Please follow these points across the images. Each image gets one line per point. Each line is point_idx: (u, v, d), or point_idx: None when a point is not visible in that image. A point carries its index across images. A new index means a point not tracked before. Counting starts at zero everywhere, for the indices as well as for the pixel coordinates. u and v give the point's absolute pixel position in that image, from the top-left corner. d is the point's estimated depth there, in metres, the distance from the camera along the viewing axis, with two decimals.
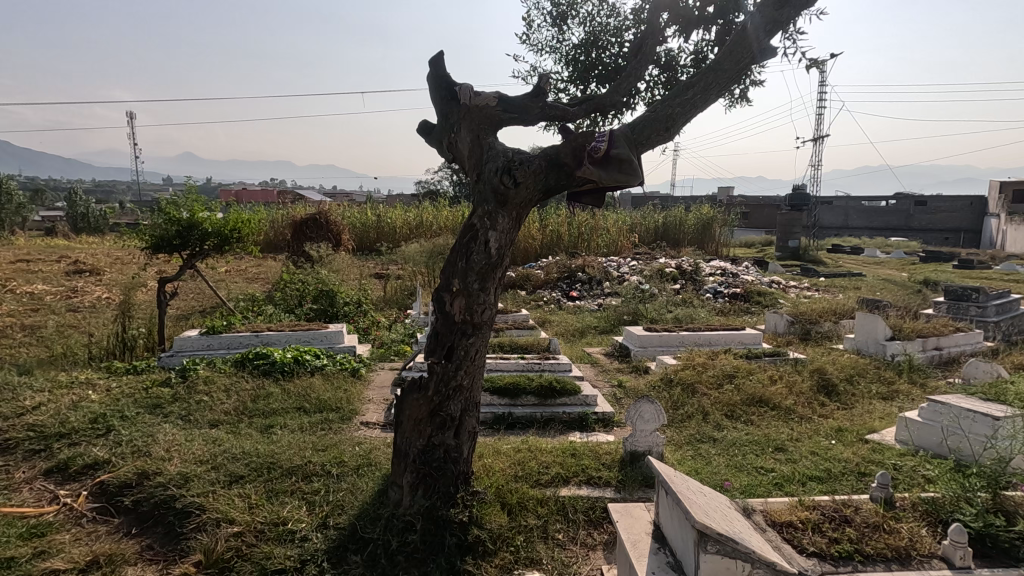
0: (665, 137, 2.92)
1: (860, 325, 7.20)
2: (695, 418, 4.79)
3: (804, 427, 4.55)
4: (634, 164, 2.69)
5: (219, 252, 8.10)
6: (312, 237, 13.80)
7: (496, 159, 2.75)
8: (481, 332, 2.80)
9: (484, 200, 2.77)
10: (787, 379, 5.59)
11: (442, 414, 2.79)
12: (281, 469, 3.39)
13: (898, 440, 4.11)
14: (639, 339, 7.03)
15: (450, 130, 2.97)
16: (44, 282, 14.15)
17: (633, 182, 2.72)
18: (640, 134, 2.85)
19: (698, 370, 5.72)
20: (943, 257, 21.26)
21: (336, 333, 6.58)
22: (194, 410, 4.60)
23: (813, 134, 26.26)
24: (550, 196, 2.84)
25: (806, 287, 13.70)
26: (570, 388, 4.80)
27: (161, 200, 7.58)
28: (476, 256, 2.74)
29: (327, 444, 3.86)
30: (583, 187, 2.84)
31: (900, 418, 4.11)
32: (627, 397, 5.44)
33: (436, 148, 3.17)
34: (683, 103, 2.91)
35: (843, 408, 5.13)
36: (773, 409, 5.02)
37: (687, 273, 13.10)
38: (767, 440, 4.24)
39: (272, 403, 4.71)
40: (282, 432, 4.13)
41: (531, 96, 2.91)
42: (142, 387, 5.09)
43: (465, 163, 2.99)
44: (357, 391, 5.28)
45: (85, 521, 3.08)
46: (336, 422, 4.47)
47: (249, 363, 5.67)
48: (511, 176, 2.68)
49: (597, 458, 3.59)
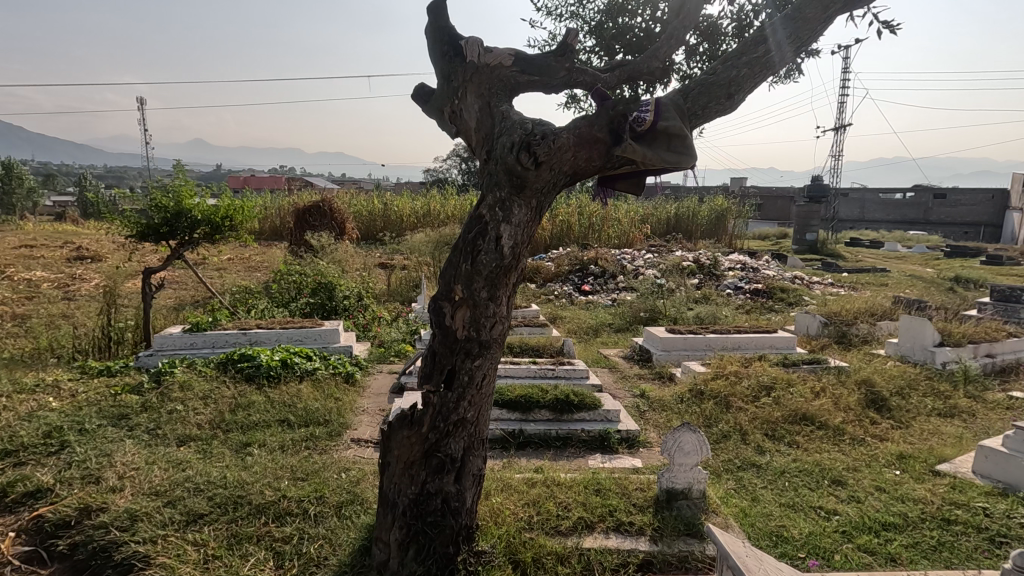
0: (726, 106, 2.30)
1: (904, 329, 6.53)
2: (732, 439, 4.19)
3: (860, 454, 3.96)
4: (688, 142, 2.16)
5: (211, 241, 7.56)
6: (314, 225, 13.19)
7: (512, 132, 2.14)
8: (488, 353, 2.21)
9: (496, 184, 2.18)
10: (832, 392, 4.99)
11: (440, 455, 2.21)
12: (249, 506, 2.84)
13: (1007, 482, 3.41)
14: (662, 343, 6.39)
15: (452, 95, 2.33)
16: (43, 269, 13.77)
17: (687, 162, 2.19)
18: (695, 100, 2.25)
19: (731, 380, 5.11)
20: (969, 253, 20.40)
21: (330, 331, 6.02)
22: (164, 422, 4.07)
23: (835, 124, 25.45)
24: (577, 181, 2.26)
25: (831, 284, 12.97)
26: (589, 402, 4.24)
27: (149, 184, 7.03)
28: (484, 257, 2.13)
29: (309, 471, 3.31)
30: (619, 169, 2.28)
31: (1010, 457, 3.40)
32: (652, 411, 4.84)
33: (435, 120, 2.55)
34: (752, 63, 2.26)
35: (899, 428, 4.53)
36: (820, 428, 4.41)
37: (705, 267, 12.44)
38: (821, 470, 3.66)
39: (251, 416, 4.17)
40: (259, 454, 3.58)
41: (557, 55, 2.32)
42: (111, 393, 4.56)
43: (471, 138, 2.38)
44: (350, 400, 4.72)
45: (8, 571, 2.55)
46: (322, 439, 3.92)
47: (232, 365, 5.13)
48: (531, 153, 2.06)
49: (625, 495, 3.01)
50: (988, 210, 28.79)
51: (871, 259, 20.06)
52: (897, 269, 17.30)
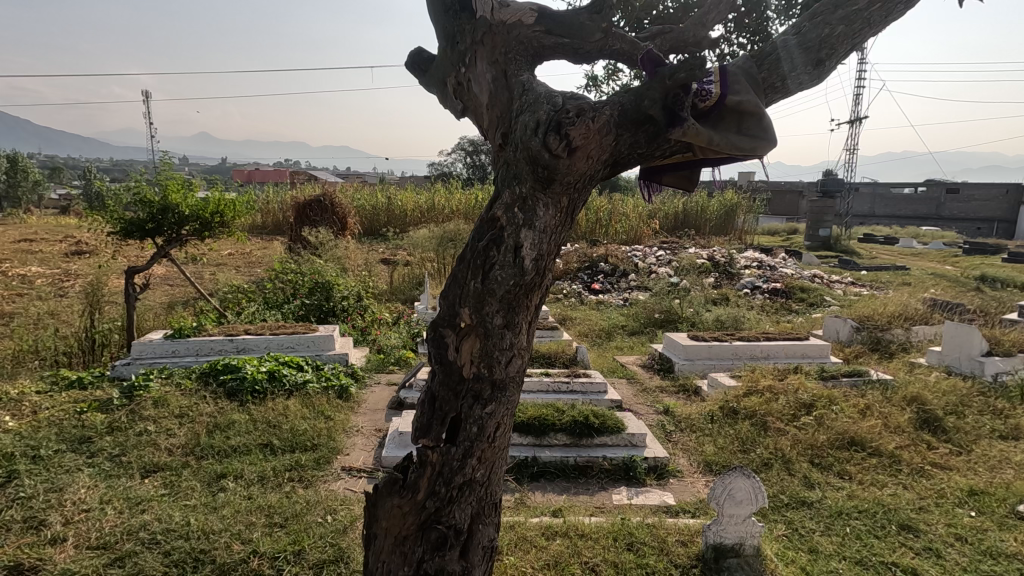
0: (812, 76, 1.75)
1: (949, 337, 5.98)
2: (775, 468, 3.68)
3: (924, 488, 3.46)
4: (765, 121, 1.65)
5: (200, 238, 7.06)
6: (314, 220, 12.65)
7: (536, 108, 1.62)
8: (503, 394, 1.71)
9: (516, 178, 1.66)
10: (880, 411, 4.48)
11: (441, 527, 1.72)
12: (211, 567, 2.38)
13: None
14: (685, 351, 5.88)
15: (457, 61, 1.82)
16: (39, 264, 13.36)
17: (762, 149, 1.68)
18: (773, 69, 1.72)
19: (766, 397, 4.59)
20: (990, 250, 19.69)
21: (324, 337, 5.53)
22: (130, 447, 3.58)
23: (850, 116, 24.69)
24: (617, 172, 1.76)
25: (852, 283, 12.37)
26: (611, 425, 3.76)
27: (132, 176, 6.53)
28: (499, 272, 1.63)
29: (289, 514, 2.82)
30: (670, 157, 1.79)
31: None
32: (679, 432, 4.34)
33: (436, 95, 2.03)
34: (851, 18, 1.70)
35: (961, 454, 4.01)
36: (872, 455, 3.90)
37: (720, 266, 11.89)
38: (884, 510, 3.15)
39: (230, 439, 3.70)
40: (234, 489, 3.09)
41: (592, 12, 1.80)
42: (76, 409, 4.08)
43: (483, 118, 1.86)
44: (343, 419, 4.24)
45: None
46: (308, 468, 3.45)
47: (215, 378, 4.66)
48: (563, 135, 1.54)
49: (664, 552, 2.52)
50: (1003, 205, 27.99)
51: (887, 256, 19.43)
52: (916, 266, 16.67)
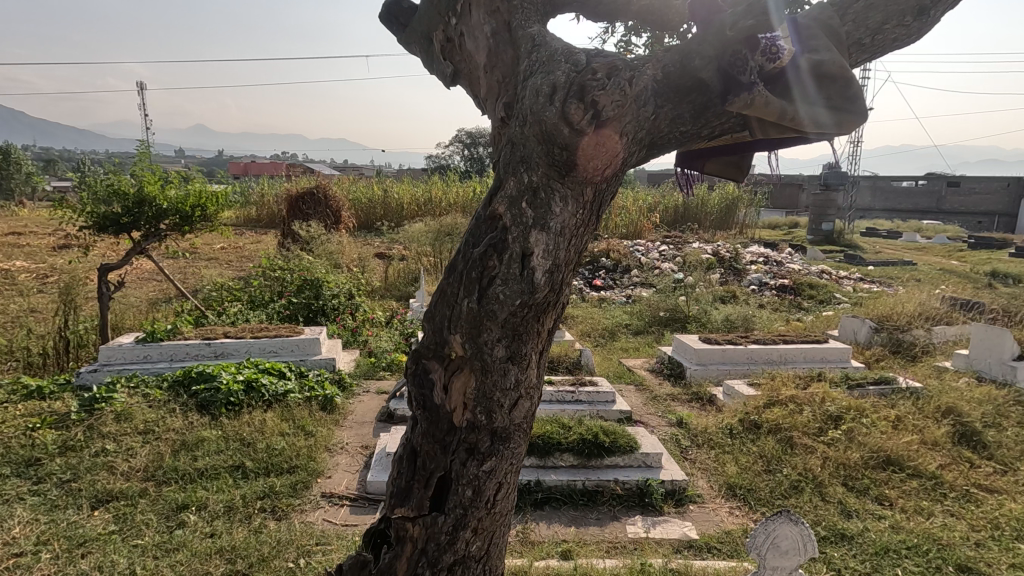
0: (910, 29, 1.33)
1: (977, 340, 5.60)
2: (806, 493, 3.29)
3: (977, 517, 3.07)
4: (852, 89, 1.21)
5: (180, 233, 6.59)
6: (306, 213, 12.17)
7: (551, 68, 1.21)
8: (505, 447, 1.31)
9: (523, 164, 1.25)
10: (914, 424, 4.10)
11: None
12: None
13: None
14: (697, 355, 5.50)
15: (448, 10, 1.44)
16: (24, 258, 12.87)
17: (847, 127, 1.26)
18: (858, 19, 1.31)
19: (789, 409, 4.21)
20: (994, 245, 19.30)
21: (309, 341, 5.11)
22: (83, 470, 3.18)
23: None
24: (654, 153, 1.36)
25: (860, 279, 12.01)
26: (622, 444, 3.37)
27: (105, 166, 6.04)
28: (501, 289, 1.22)
29: (254, 559, 2.42)
30: (720, 137, 1.39)
31: None
32: (696, 448, 3.96)
33: (423, 59, 1.64)
34: None
35: (1007, 474, 3.64)
36: (911, 476, 3.52)
37: (726, 261, 11.50)
38: (936, 546, 2.78)
39: (196, 462, 3.29)
40: (194, 525, 2.69)
41: None
42: (26, 425, 3.67)
43: (481, 85, 1.46)
44: (326, 435, 3.84)
45: None
46: (282, 495, 3.05)
47: (187, 388, 4.24)
48: (586, 102, 1.13)
49: None
50: (1004, 199, 27.65)
51: (890, 251, 19.11)
52: (922, 261, 16.33)
